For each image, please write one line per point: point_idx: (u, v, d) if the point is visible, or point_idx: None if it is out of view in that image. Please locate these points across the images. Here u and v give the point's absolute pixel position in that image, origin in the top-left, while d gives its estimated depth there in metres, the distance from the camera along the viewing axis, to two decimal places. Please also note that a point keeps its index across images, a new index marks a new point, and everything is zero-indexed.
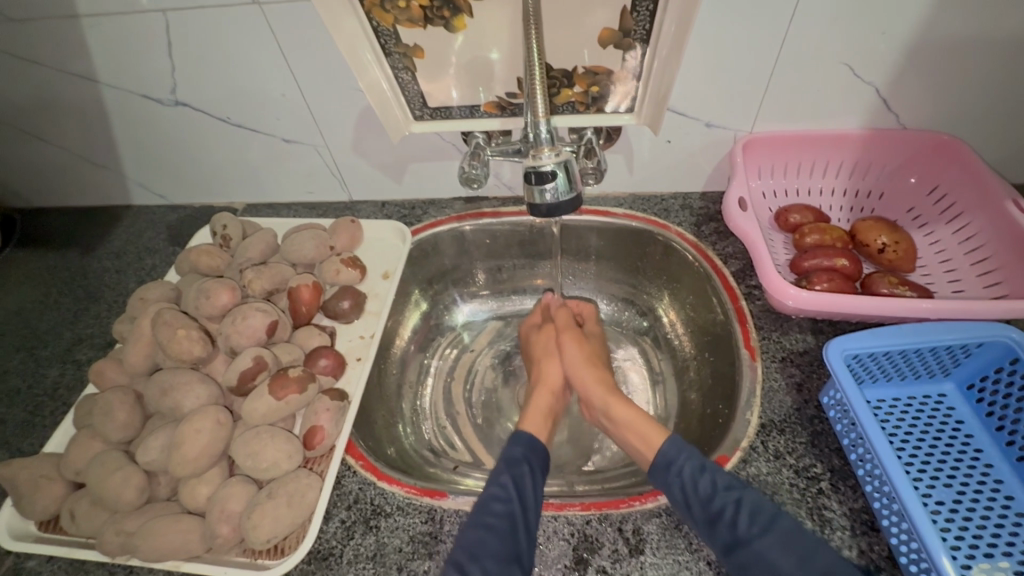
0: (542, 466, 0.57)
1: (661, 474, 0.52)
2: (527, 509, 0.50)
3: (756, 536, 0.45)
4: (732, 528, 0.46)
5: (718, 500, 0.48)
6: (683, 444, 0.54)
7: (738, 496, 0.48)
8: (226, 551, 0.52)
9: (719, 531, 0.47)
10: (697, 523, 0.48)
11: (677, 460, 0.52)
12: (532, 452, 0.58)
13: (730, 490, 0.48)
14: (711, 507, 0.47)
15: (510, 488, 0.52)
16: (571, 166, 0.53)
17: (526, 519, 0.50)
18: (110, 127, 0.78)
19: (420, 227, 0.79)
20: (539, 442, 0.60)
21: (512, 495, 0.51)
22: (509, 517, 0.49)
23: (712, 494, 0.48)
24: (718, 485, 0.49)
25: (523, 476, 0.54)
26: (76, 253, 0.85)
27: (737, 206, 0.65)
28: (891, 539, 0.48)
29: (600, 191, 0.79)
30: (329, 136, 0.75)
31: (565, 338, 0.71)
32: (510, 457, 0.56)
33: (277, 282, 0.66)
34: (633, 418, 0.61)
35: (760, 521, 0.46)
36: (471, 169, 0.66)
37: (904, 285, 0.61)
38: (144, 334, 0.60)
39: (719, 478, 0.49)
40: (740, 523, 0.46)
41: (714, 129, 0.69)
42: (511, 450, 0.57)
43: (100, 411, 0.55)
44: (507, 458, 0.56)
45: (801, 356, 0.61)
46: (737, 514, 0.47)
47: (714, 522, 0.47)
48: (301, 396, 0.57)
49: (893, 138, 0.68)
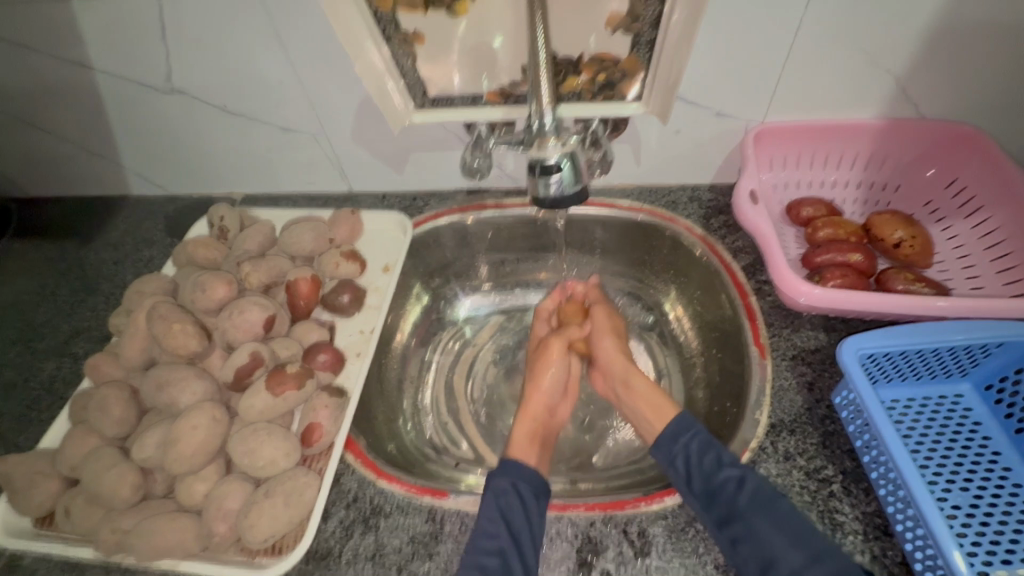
0: (538, 490, 0.53)
1: (666, 448, 0.55)
2: (521, 544, 0.48)
3: (751, 511, 0.47)
4: (729, 501, 0.48)
5: (720, 474, 0.49)
6: (692, 422, 0.56)
7: (740, 473, 0.49)
8: (224, 549, 0.51)
9: (716, 504, 0.48)
10: (695, 497, 0.49)
11: (685, 437, 0.54)
12: (522, 478, 0.53)
13: (734, 467, 0.50)
14: (712, 481, 0.49)
15: (499, 523, 0.49)
16: (577, 158, 0.51)
17: (520, 554, 0.47)
18: (106, 116, 0.76)
19: (421, 219, 0.78)
20: (531, 466, 0.55)
21: (501, 531, 0.48)
22: (500, 555, 0.47)
23: (714, 468, 0.50)
24: (723, 462, 0.50)
25: (513, 511, 0.50)
26: (73, 245, 0.84)
27: (749, 200, 0.63)
28: (906, 544, 0.46)
29: (606, 182, 0.76)
30: (328, 126, 0.73)
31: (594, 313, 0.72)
32: (496, 489, 0.52)
33: (274, 275, 0.65)
34: (646, 391, 0.62)
35: (757, 498, 0.47)
36: (473, 160, 0.64)
37: (920, 281, 0.59)
38: (140, 328, 0.59)
39: (725, 455, 0.51)
40: (736, 497, 0.48)
41: (725, 118, 0.67)
42: (498, 479, 0.54)
43: (94, 407, 0.54)
44: (494, 489, 0.52)
45: (812, 354, 0.59)
46: (736, 490, 0.48)
47: (712, 496, 0.48)
48: (300, 392, 0.56)
49: (911, 129, 0.65)
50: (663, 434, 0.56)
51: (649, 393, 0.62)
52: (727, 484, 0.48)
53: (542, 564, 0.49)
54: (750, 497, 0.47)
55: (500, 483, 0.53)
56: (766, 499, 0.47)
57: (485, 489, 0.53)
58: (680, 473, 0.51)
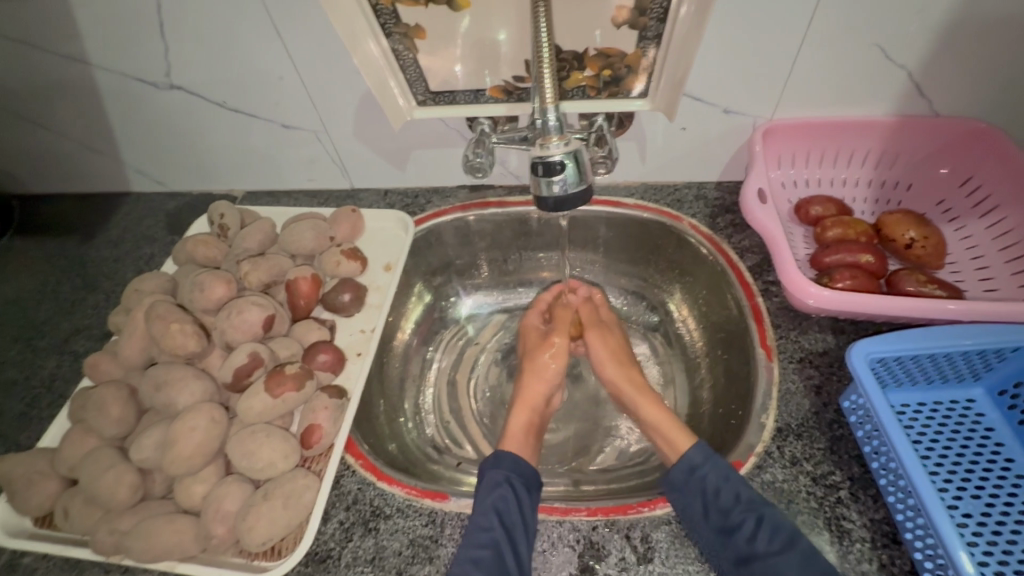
0: (529, 482, 0.54)
1: (680, 479, 0.51)
2: (513, 534, 0.47)
3: (772, 554, 0.45)
4: (748, 542, 0.46)
5: (738, 512, 0.47)
6: (711, 452, 0.52)
7: (758, 512, 0.47)
8: (223, 551, 0.51)
9: (734, 544, 0.46)
10: (711, 534, 0.48)
11: (702, 468, 0.51)
12: (515, 470, 0.54)
13: (752, 506, 0.47)
14: (729, 520, 0.47)
15: (492, 515, 0.49)
16: (581, 157, 0.50)
17: (513, 544, 0.47)
18: (105, 112, 0.76)
19: (423, 217, 0.77)
20: (524, 460, 0.56)
21: (494, 523, 0.48)
22: (494, 546, 0.46)
23: (732, 506, 0.48)
24: (740, 499, 0.48)
25: (507, 505, 0.50)
26: (74, 242, 0.84)
27: (756, 198, 0.61)
28: (915, 553, 0.45)
29: (611, 180, 0.75)
30: (328, 122, 0.72)
31: (592, 336, 0.70)
32: (490, 482, 0.53)
33: (274, 274, 0.64)
34: (659, 418, 0.60)
35: (777, 540, 0.45)
36: (474, 157, 0.62)
37: (933, 283, 0.58)
38: (139, 328, 0.58)
39: (743, 491, 0.48)
40: (755, 539, 0.46)
41: (732, 115, 0.65)
42: (491, 472, 0.54)
43: (93, 407, 0.54)
44: (489, 482, 0.53)
45: (820, 357, 0.58)
46: (755, 530, 0.46)
47: (729, 535, 0.47)
48: (299, 393, 0.56)
49: (924, 126, 0.64)
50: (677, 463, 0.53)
51: (660, 421, 0.59)
52: (746, 524, 0.46)
53: (543, 569, 0.48)
54: (770, 540, 0.45)
55: (494, 476, 0.54)
56: (787, 540, 0.45)
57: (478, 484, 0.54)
58: (694, 509, 0.49)
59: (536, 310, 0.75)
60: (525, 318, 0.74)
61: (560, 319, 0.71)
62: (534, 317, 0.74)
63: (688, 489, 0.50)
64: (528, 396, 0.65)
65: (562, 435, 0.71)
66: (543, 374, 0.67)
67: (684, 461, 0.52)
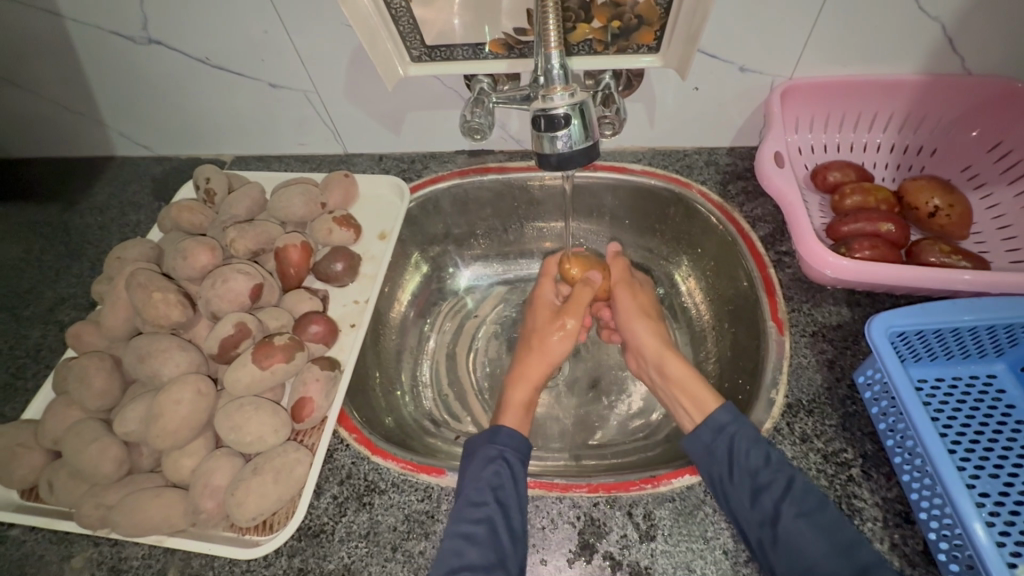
0: (522, 456, 0.53)
1: (707, 437, 0.50)
2: (508, 511, 0.46)
3: (799, 518, 0.43)
4: (775, 504, 0.44)
5: (768, 472, 0.46)
6: (738, 412, 0.50)
7: (788, 475, 0.46)
8: (212, 525, 0.49)
9: (759, 506, 0.45)
10: (739, 494, 0.45)
11: (731, 428, 0.49)
12: (510, 445, 0.53)
13: (781, 467, 0.46)
14: (759, 480, 0.45)
15: (485, 490, 0.47)
16: (587, 110, 0.46)
17: (507, 520, 0.46)
18: (82, 71, 0.71)
19: (420, 183, 0.73)
20: (519, 434, 0.54)
21: (488, 499, 0.47)
22: (488, 522, 0.45)
23: (761, 466, 0.46)
24: (770, 459, 0.46)
25: (502, 479, 0.49)
26: (57, 208, 0.80)
27: (772, 161, 0.58)
28: (929, 533, 0.43)
29: (617, 145, 0.71)
30: (318, 82, 0.68)
31: (620, 289, 0.68)
32: (484, 457, 0.51)
33: (262, 241, 0.61)
34: (683, 373, 0.57)
35: (806, 503, 0.44)
36: (473, 119, 0.58)
37: (957, 253, 0.55)
38: (122, 297, 0.56)
39: (774, 453, 0.47)
40: (783, 501, 0.44)
41: (748, 74, 0.61)
42: (484, 446, 0.52)
43: (75, 378, 0.52)
44: (482, 456, 0.51)
45: (834, 331, 0.55)
46: (782, 495, 0.45)
47: (756, 495, 0.45)
48: (288, 365, 0.53)
49: (956, 85, 0.59)
50: (704, 423, 0.51)
51: (686, 376, 0.57)
52: (774, 484, 0.45)
53: (542, 546, 0.47)
54: (799, 502, 0.44)
55: (488, 450, 0.52)
56: (814, 506, 0.44)
57: (463, 457, 0.53)
58: (721, 470, 0.47)
59: (548, 282, 0.70)
60: (537, 290, 0.69)
61: (576, 300, 0.65)
62: (546, 289, 0.69)
63: (715, 448, 0.48)
64: (530, 372, 0.62)
65: (563, 410, 0.69)
66: (550, 353, 0.63)
67: (711, 420, 0.50)
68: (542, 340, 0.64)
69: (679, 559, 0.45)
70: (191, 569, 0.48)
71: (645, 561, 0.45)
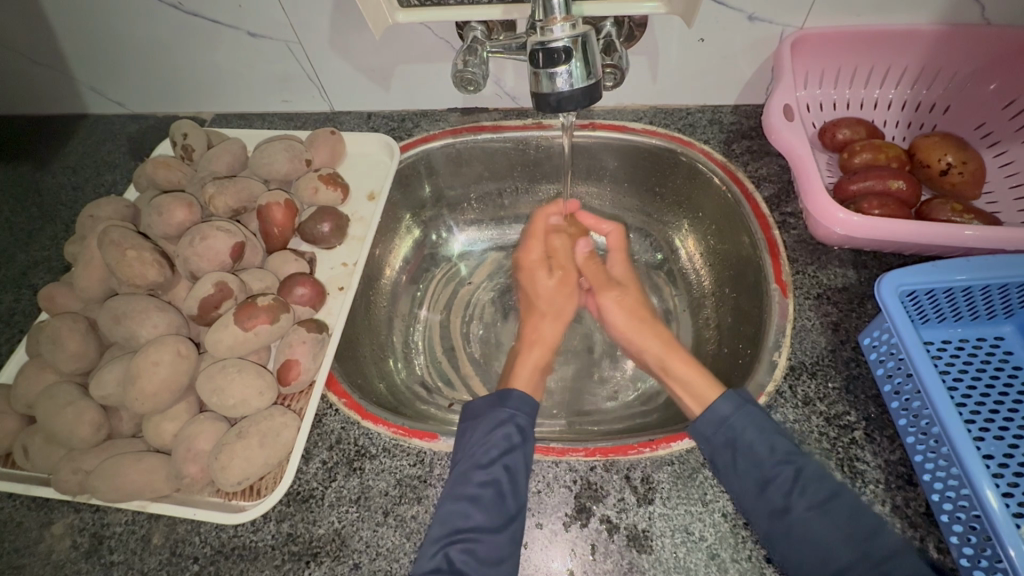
0: (532, 420, 0.51)
1: (708, 430, 0.47)
2: (514, 476, 0.45)
3: (809, 510, 0.42)
4: (784, 495, 0.43)
5: (775, 464, 0.44)
6: (741, 400, 0.48)
7: (796, 465, 0.44)
8: (197, 491, 0.48)
9: (767, 498, 0.43)
10: (745, 485, 0.44)
11: (733, 419, 0.47)
12: (521, 408, 0.51)
13: (789, 458, 0.44)
14: (763, 471, 0.44)
15: (491, 452, 0.46)
16: (590, 45, 0.43)
17: (513, 483, 0.45)
18: (45, 18, 0.66)
19: (411, 142, 0.69)
20: (529, 397, 0.53)
21: (494, 462, 0.46)
22: (494, 484, 0.44)
23: (767, 458, 0.44)
24: (775, 449, 0.45)
25: (511, 443, 0.48)
26: (26, 167, 0.76)
27: (782, 115, 0.55)
28: (932, 495, 0.43)
29: (616, 103, 0.68)
30: (300, 30, 0.63)
31: (605, 293, 0.64)
32: (492, 420, 0.49)
33: (243, 199, 0.58)
34: (689, 373, 0.54)
35: (818, 494, 0.43)
36: (466, 68, 0.54)
37: (970, 212, 0.53)
38: (94, 257, 0.53)
39: (780, 442, 0.45)
40: (792, 493, 0.43)
41: (757, 23, 0.58)
42: (494, 410, 0.50)
43: (46, 340, 0.50)
44: (491, 420, 0.49)
45: (839, 293, 0.54)
46: (792, 484, 0.43)
47: (763, 487, 0.44)
48: (273, 327, 0.51)
49: (976, 35, 0.56)
50: (703, 413, 0.48)
51: (690, 374, 0.54)
52: (782, 476, 0.44)
53: (538, 509, 0.45)
54: (808, 494, 0.43)
55: (498, 414, 0.50)
56: (822, 498, 0.43)
57: (466, 418, 0.51)
58: (725, 460, 0.45)
59: (536, 240, 0.69)
60: (524, 250, 0.69)
61: (560, 253, 0.68)
62: (533, 248, 0.69)
63: (717, 440, 0.46)
64: (545, 336, 0.63)
65: (560, 376, 0.67)
66: (562, 316, 0.65)
67: (713, 411, 0.47)
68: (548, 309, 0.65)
69: (677, 523, 0.44)
70: (176, 536, 0.47)
71: (643, 524, 0.44)
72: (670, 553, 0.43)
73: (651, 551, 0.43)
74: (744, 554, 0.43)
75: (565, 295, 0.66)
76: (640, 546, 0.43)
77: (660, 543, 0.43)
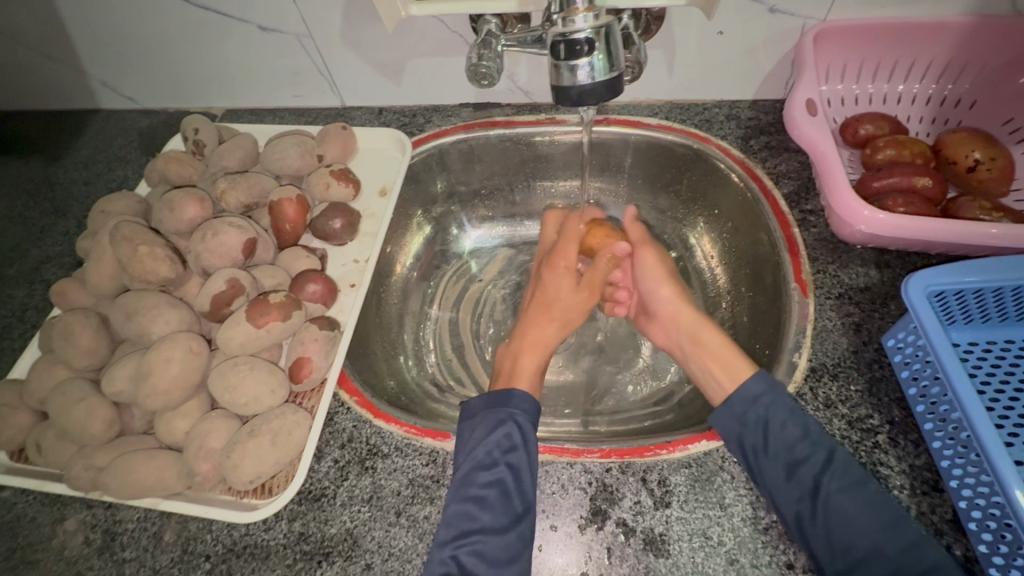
0: (532, 417, 0.49)
1: (740, 409, 0.46)
2: (518, 473, 0.44)
3: (840, 494, 0.41)
4: (816, 476, 0.42)
5: (806, 446, 0.43)
6: (772, 382, 0.46)
7: (828, 448, 0.43)
8: (209, 488, 0.48)
9: (797, 479, 0.42)
10: (773, 467, 0.43)
11: (765, 400, 0.45)
12: (520, 405, 0.49)
13: (820, 440, 0.43)
14: (795, 453, 0.43)
15: (494, 452, 0.45)
16: (612, 36, 0.42)
17: (518, 482, 0.44)
18: (58, 14, 0.66)
19: (422, 138, 0.69)
20: (528, 395, 0.51)
21: (498, 460, 0.45)
22: (499, 484, 0.44)
23: (798, 440, 0.43)
24: (807, 432, 0.44)
25: (513, 442, 0.46)
26: (39, 163, 0.76)
27: (803, 108, 0.54)
28: (959, 502, 0.41)
29: (632, 98, 0.67)
30: (312, 24, 0.63)
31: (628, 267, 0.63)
32: (492, 419, 0.48)
33: (255, 194, 0.57)
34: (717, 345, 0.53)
35: (848, 477, 0.42)
36: (481, 62, 0.53)
37: (999, 210, 0.51)
38: (106, 253, 0.53)
39: (812, 425, 0.44)
40: (823, 475, 0.42)
41: (778, 15, 0.56)
42: (491, 410, 0.49)
43: (59, 336, 0.49)
44: (490, 420, 0.48)
45: (862, 293, 0.52)
46: (822, 466, 0.42)
47: (792, 468, 0.43)
48: (285, 324, 0.51)
49: (1007, 28, 0.54)
50: (733, 394, 0.47)
51: (717, 347, 0.53)
52: (813, 458, 0.43)
53: (552, 511, 0.45)
54: (840, 476, 0.42)
55: (495, 413, 0.48)
56: (855, 481, 0.41)
57: (462, 419, 0.49)
58: (755, 442, 0.44)
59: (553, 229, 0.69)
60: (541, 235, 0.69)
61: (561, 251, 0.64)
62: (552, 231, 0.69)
63: (747, 421, 0.45)
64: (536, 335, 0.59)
65: (572, 376, 0.66)
66: (562, 314, 0.61)
67: (744, 389, 0.46)
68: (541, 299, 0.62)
69: (695, 526, 0.43)
70: (187, 533, 0.46)
71: (660, 528, 0.43)
72: (688, 558, 0.42)
73: (669, 555, 0.42)
74: (764, 560, 0.42)
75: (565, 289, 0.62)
76: (657, 550, 0.42)
77: (677, 547, 0.42)
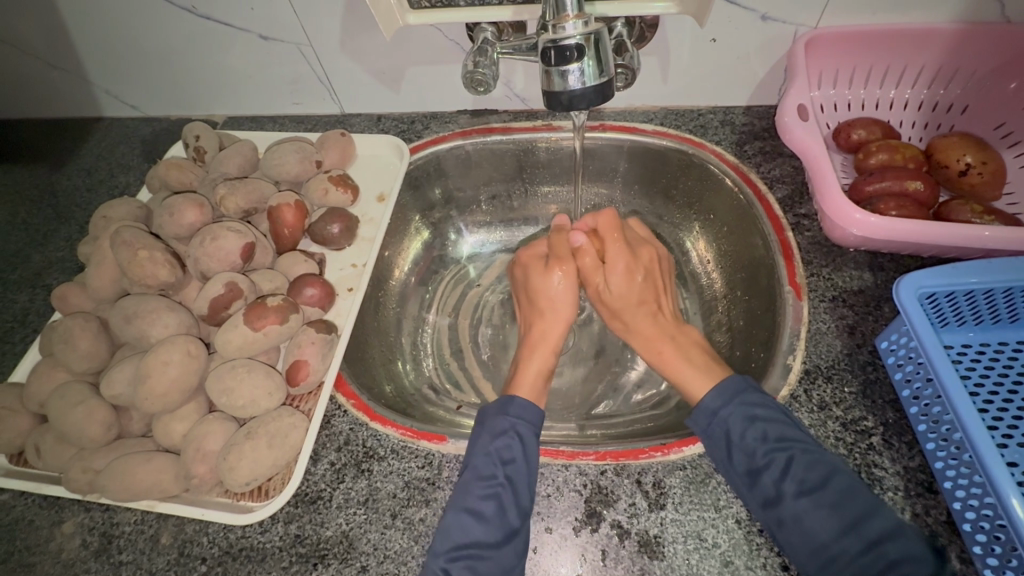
0: (536, 431, 0.48)
1: (702, 425, 0.46)
2: (516, 487, 0.44)
3: (801, 497, 0.40)
4: (776, 482, 0.41)
5: (764, 453, 0.42)
6: (731, 394, 0.46)
7: (789, 451, 0.42)
8: (206, 491, 0.48)
9: (759, 485, 0.42)
10: (738, 476, 0.43)
11: (724, 412, 0.45)
12: (524, 416, 0.48)
13: (781, 445, 0.42)
14: (755, 460, 0.42)
15: (494, 464, 0.44)
16: (602, 43, 0.43)
17: (515, 494, 0.43)
18: (62, 24, 0.68)
19: (420, 144, 0.70)
20: (534, 404, 0.50)
21: (497, 472, 0.44)
22: (496, 498, 0.43)
23: (758, 447, 0.43)
24: (767, 437, 0.43)
25: (513, 454, 0.45)
26: (44, 170, 0.77)
27: (796, 114, 0.54)
28: (953, 503, 0.42)
29: (627, 104, 0.68)
30: (311, 32, 0.64)
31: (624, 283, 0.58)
32: (494, 429, 0.47)
33: (254, 200, 0.58)
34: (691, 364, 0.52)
35: (809, 480, 0.41)
36: (476, 69, 0.54)
37: (991, 214, 0.51)
38: (107, 257, 0.53)
39: (771, 429, 0.43)
40: (783, 480, 0.41)
41: (769, 23, 0.57)
42: (497, 418, 0.48)
43: (59, 339, 0.50)
44: (491, 429, 0.47)
45: (855, 296, 0.53)
46: (782, 471, 0.41)
47: (754, 475, 0.42)
48: (282, 327, 0.51)
49: (997, 34, 0.55)
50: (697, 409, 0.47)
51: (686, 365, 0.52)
52: (773, 463, 0.42)
53: (547, 514, 0.45)
54: (800, 480, 0.41)
55: (498, 423, 0.48)
56: (817, 484, 0.40)
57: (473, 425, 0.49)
58: (720, 452, 0.45)
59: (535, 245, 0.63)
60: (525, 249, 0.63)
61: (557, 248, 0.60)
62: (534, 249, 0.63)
63: (711, 432, 0.45)
64: (549, 336, 0.57)
65: (568, 380, 0.66)
66: (560, 310, 0.58)
67: (702, 405, 0.46)
68: (551, 294, 0.58)
69: (689, 528, 0.43)
70: (184, 536, 0.46)
71: (654, 530, 0.43)
72: (682, 559, 0.42)
73: (663, 557, 0.42)
74: (759, 562, 0.42)
75: (565, 285, 0.58)
76: (651, 552, 0.42)
77: (671, 549, 0.42)
